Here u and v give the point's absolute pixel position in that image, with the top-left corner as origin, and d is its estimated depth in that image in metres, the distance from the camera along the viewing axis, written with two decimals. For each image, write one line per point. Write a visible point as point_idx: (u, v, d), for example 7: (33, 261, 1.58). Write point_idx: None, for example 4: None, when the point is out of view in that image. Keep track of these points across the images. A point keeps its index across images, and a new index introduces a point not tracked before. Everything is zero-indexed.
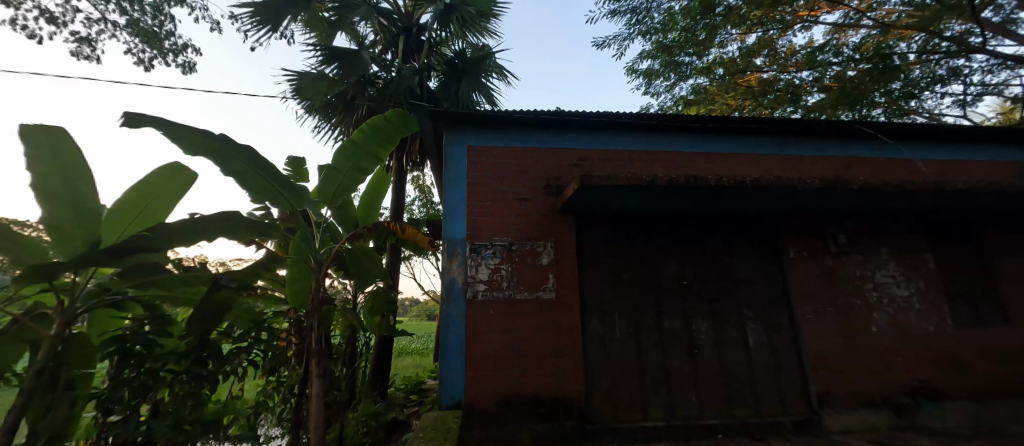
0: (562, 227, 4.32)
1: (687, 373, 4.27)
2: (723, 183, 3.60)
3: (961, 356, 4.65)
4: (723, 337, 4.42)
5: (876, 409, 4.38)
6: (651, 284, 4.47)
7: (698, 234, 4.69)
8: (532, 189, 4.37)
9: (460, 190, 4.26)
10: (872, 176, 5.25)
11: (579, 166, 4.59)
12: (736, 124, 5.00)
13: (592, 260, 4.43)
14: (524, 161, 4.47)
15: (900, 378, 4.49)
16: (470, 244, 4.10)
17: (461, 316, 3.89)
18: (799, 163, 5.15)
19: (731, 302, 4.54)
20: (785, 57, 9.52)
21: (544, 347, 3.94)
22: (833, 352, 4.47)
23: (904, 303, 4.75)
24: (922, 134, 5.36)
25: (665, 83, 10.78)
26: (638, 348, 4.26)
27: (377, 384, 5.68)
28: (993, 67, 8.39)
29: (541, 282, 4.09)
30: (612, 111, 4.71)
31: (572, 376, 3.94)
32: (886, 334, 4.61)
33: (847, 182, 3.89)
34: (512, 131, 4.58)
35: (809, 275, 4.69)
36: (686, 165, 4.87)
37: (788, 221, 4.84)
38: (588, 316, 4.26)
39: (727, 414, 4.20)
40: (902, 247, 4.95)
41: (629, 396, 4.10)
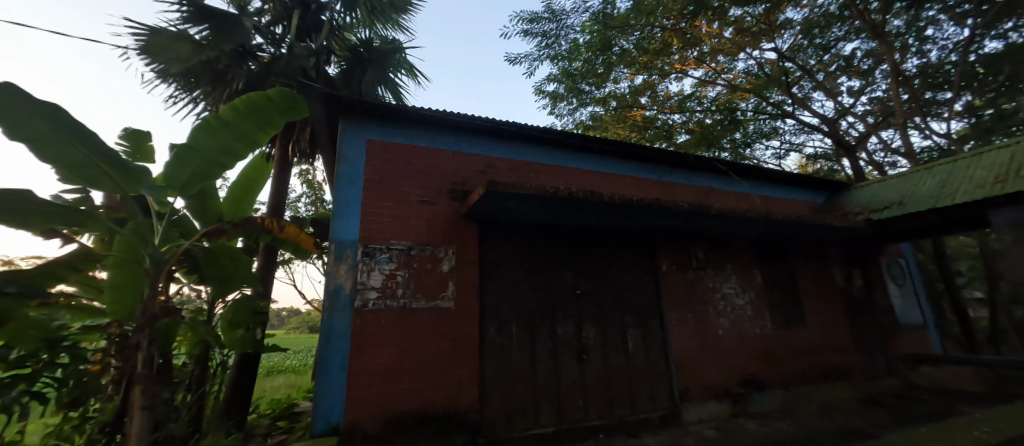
0: (465, 233, 4.18)
1: (576, 378, 4.46)
2: (616, 200, 3.88)
3: (777, 353, 5.80)
4: (608, 343, 4.75)
5: (721, 400, 5.16)
6: (548, 293, 4.59)
7: (591, 246, 5.00)
8: (436, 192, 4.15)
9: (355, 186, 3.81)
10: (724, 205, 6.29)
11: (487, 174, 4.53)
12: (627, 150, 5.54)
13: (494, 267, 4.36)
14: (430, 162, 4.24)
15: (738, 373, 5.38)
16: (362, 247, 3.67)
17: (346, 327, 3.42)
18: (673, 189, 5.92)
19: (616, 310, 4.92)
20: (663, 100, 10.99)
21: (440, 359, 3.69)
22: (691, 352, 5.16)
23: (742, 310, 5.75)
24: (756, 175, 6.67)
25: (568, 107, 11.58)
26: (533, 355, 4.30)
27: (235, 412, 4.69)
28: (797, 131, 11.10)
29: (440, 290, 3.86)
30: (522, 123, 4.79)
31: (466, 387, 3.78)
32: (728, 336, 5.50)
33: (710, 207, 4.56)
34: (420, 131, 4.32)
35: (676, 286, 5.37)
36: (584, 182, 5.18)
37: (664, 238, 5.49)
38: (487, 326, 4.15)
39: (609, 414, 4.49)
40: (741, 264, 6.01)
41: (522, 404, 4.09)
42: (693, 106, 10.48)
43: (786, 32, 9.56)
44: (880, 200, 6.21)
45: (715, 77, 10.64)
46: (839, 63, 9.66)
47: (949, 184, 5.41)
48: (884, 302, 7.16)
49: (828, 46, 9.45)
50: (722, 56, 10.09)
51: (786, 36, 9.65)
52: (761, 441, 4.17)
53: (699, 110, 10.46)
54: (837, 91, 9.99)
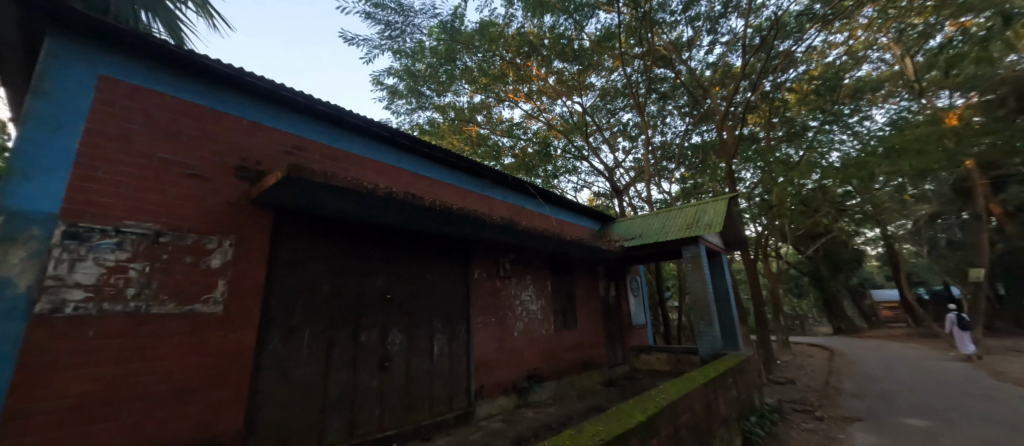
0: (251, 221, 3.40)
1: (374, 388, 4.18)
2: (436, 206, 3.89)
3: (555, 350, 6.89)
4: (413, 348, 4.66)
5: (509, 395, 5.75)
6: (353, 296, 4.19)
7: (407, 249, 4.86)
8: (214, 165, 3.25)
9: (64, 136, 2.60)
10: (530, 223, 7.17)
11: (294, 156, 3.86)
12: (454, 160, 5.67)
13: (289, 265, 3.69)
14: (211, 127, 3.32)
15: (525, 370, 6.12)
16: (67, 225, 2.51)
17: (12, 343, 2.22)
18: (490, 203, 6.38)
19: (425, 315, 4.89)
20: (496, 122, 12.01)
21: (190, 380, 2.83)
22: (489, 353, 5.59)
23: (534, 315, 6.60)
24: (557, 201, 7.87)
25: (407, 107, 11.11)
26: (326, 366, 3.81)
27: None
28: (589, 172, 13.76)
29: (203, 291, 3.00)
30: (345, 108, 4.32)
31: (228, 411, 3.02)
32: (521, 338, 6.21)
33: (520, 224, 5.08)
34: (201, 85, 3.36)
35: (483, 292, 5.76)
36: (408, 184, 5.04)
37: (477, 248, 5.84)
38: (269, 335, 3.44)
39: (405, 422, 4.37)
40: (538, 275, 6.93)
41: (305, 423, 3.56)
42: (519, 134, 11.73)
43: (591, 92, 11.80)
44: (631, 232, 8.23)
45: (538, 114, 12.26)
46: (619, 126, 12.53)
47: (667, 226, 7.63)
48: (626, 308, 9.49)
49: (614, 112, 12.19)
50: (545, 97, 11.77)
51: (590, 95, 11.90)
52: (535, 426, 4.83)
53: (523, 139, 11.72)
54: (617, 147, 12.92)
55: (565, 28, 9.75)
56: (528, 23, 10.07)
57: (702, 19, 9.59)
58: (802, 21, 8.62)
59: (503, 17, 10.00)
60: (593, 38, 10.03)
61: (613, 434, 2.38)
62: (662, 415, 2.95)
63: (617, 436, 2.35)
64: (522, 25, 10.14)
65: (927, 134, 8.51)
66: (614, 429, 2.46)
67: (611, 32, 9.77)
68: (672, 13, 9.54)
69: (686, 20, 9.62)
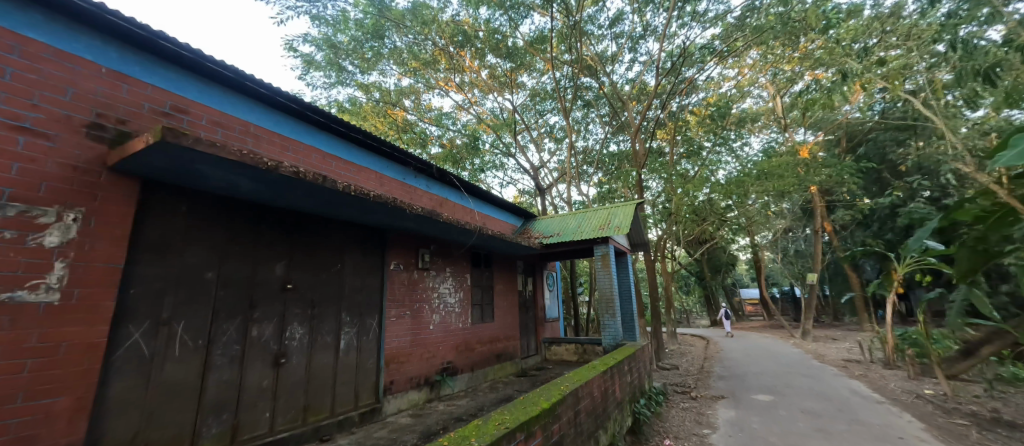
0: (110, 193, 2.83)
1: (266, 387, 3.79)
2: (350, 191, 3.63)
3: (470, 343, 6.91)
4: (316, 342, 4.33)
5: (421, 389, 5.63)
6: (245, 285, 3.74)
7: (314, 235, 4.48)
8: (56, 121, 2.63)
9: None
10: (453, 215, 7.09)
11: (172, 118, 3.29)
12: (375, 143, 5.35)
13: (161, 248, 3.15)
14: (55, 74, 2.68)
15: (438, 363, 6.04)
16: None
17: None
18: (412, 191, 6.17)
19: (332, 306, 4.57)
20: (425, 110, 11.69)
21: (8, 386, 2.27)
22: (401, 347, 5.41)
23: (451, 308, 6.55)
24: (481, 195, 7.89)
25: (325, 80, 10.18)
26: (204, 364, 3.35)
27: None
28: (515, 170, 14.09)
29: (30, 276, 2.42)
30: (247, 72, 3.83)
31: (63, 423, 2.48)
32: (436, 330, 6.11)
33: (440, 216, 4.97)
34: (34, 12, 2.66)
35: (399, 284, 5.55)
36: (319, 164, 4.63)
37: (395, 238, 5.60)
38: (130, 328, 2.92)
39: (301, 422, 4.05)
40: (458, 268, 6.89)
41: (174, 428, 3.11)
42: (448, 123, 11.52)
43: (521, 91, 12.02)
44: (549, 230, 8.56)
45: (469, 106, 12.16)
46: (546, 128, 13.01)
47: (582, 227, 8.09)
48: (541, 302, 9.87)
49: (542, 113, 12.60)
50: (477, 89, 11.76)
51: (520, 94, 12.13)
52: (444, 419, 4.82)
53: (452, 129, 11.51)
54: (543, 147, 13.38)
55: (499, 23, 9.79)
56: (463, 12, 9.91)
57: (625, 36, 10.31)
58: (705, 53, 9.79)
59: (438, 2, 9.63)
60: (525, 39, 10.26)
61: (517, 420, 2.48)
62: (564, 400, 3.15)
63: (521, 422, 2.46)
64: (458, 13, 9.90)
65: (789, 162, 10.22)
66: (518, 416, 2.57)
67: (544, 35, 10.09)
68: (599, 27, 10.18)
69: (612, 36, 10.27)
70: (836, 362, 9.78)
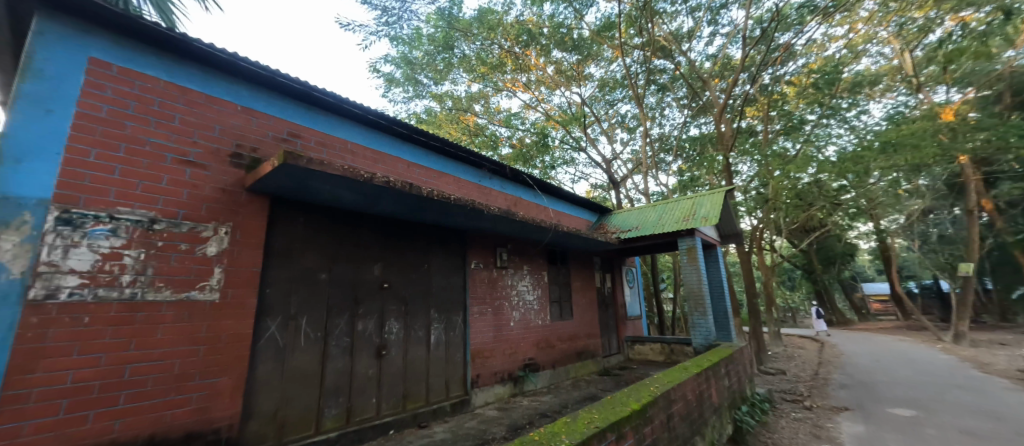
0: (248, 209, 3.37)
1: (371, 375, 4.21)
2: (433, 195, 3.86)
3: (551, 340, 6.93)
4: (411, 336, 4.70)
5: (505, 383, 5.80)
6: (350, 285, 4.18)
7: (404, 238, 4.85)
8: (209, 153, 3.20)
9: (57, 118, 2.55)
10: (528, 214, 7.18)
11: (289, 143, 3.82)
12: (452, 149, 5.63)
13: (285, 254, 3.67)
14: (206, 115, 3.26)
15: (520, 359, 6.16)
16: (59, 212, 2.46)
17: (8, 329, 2.22)
18: (488, 192, 6.37)
19: (422, 303, 4.91)
20: (494, 112, 11.95)
21: (188, 367, 2.84)
22: (485, 343, 5.62)
23: (530, 305, 6.63)
24: (554, 192, 7.87)
25: (404, 95, 11.01)
26: (322, 354, 3.83)
27: None
28: (586, 164, 13.81)
29: (199, 278, 2.98)
30: (343, 96, 4.29)
31: (225, 399, 3.01)
32: (517, 327, 6.24)
33: (516, 214, 5.05)
34: (190, 67, 3.27)
35: (480, 282, 5.77)
36: (405, 173, 5.00)
37: (474, 238, 5.84)
38: (267, 321, 3.46)
39: (402, 409, 4.42)
40: (535, 265, 6.95)
41: (303, 409, 3.60)
42: (517, 123, 11.58)
43: (589, 82, 11.70)
44: (627, 224, 8.21)
45: (537, 104, 12.16)
46: (618, 118, 12.49)
47: (664, 218, 7.65)
48: (621, 299, 9.51)
49: (613, 103, 12.13)
50: (543, 87, 11.69)
51: (589, 86, 11.80)
52: (530, 414, 4.90)
53: (521, 129, 11.52)
54: (615, 138, 12.87)
55: (564, 17, 9.65)
56: (527, 10, 9.93)
57: (702, 9, 9.47)
58: (804, 12, 8.63)
59: (502, 5, 9.82)
60: (591, 28, 9.95)
61: (607, 420, 2.42)
62: (655, 403, 3.00)
63: (611, 423, 2.40)
64: (521, 13, 9.95)
65: (926, 127, 8.55)
66: (607, 416, 2.51)
67: (611, 22, 9.58)
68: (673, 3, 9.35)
69: (687, 10, 9.51)
70: (1006, 372, 7.87)
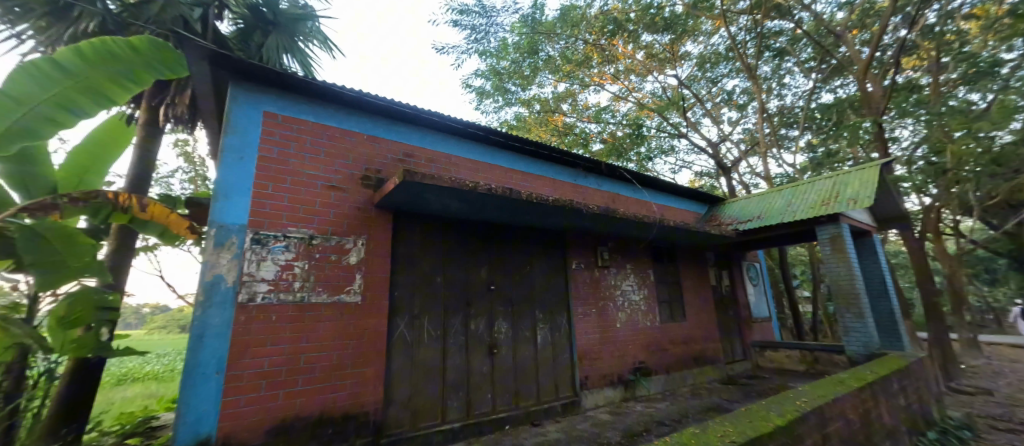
0: (377, 223, 3.89)
1: (485, 372, 4.47)
2: (532, 199, 3.96)
3: (663, 343, 6.51)
4: (519, 335, 4.87)
5: (615, 387, 5.62)
6: (461, 288, 4.51)
7: (506, 242, 5.06)
8: (346, 177, 3.79)
9: (245, 163, 3.28)
10: (629, 210, 6.87)
11: (404, 163, 4.29)
12: (546, 151, 5.69)
13: (406, 261, 4.13)
14: (342, 146, 3.86)
15: (630, 362, 5.91)
16: (252, 234, 3.17)
17: (227, 325, 2.92)
18: (585, 191, 6.28)
19: (528, 304, 5.05)
20: (582, 109, 11.67)
21: (342, 358, 3.38)
22: (592, 344, 5.53)
23: (637, 306, 6.33)
24: (656, 185, 7.39)
25: (494, 104, 11.53)
26: (442, 351, 4.20)
27: (66, 430, 3.73)
28: (688, 151, 12.60)
29: (346, 284, 3.54)
30: (445, 114, 4.65)
31: (369, 387, 3.50)
32: (624, 328, 6.01)
33: (617, 211, 4.89)
34: (328, 108, 3.90)
35: (583, 282, 5.71)
36: (504, 179, 5.22)
37: (574, 238, 5.81)
38: (397, 320, 3.94)
39: (515, 406, 4.60)
40: (639, 264, 6.62)
41: (430, 400, 3.99)
42: (607, 118, 11.13)
43: (686, 62, 10.74)
44: (745, 214, 7.31)
45: (628, 94, 11.56)
46: (723, 96, 11.20)
47: (794, 204, 6.63)
48: (743, 299, 8.48)
49: (716, 80, 10.92)
50: (634, 75, 11.06)
51: (686, 66, 10.85)
52: (646, 421, 4.66)
53: (612, 122, 11.07)
54: (722, 119, 11.56)
55: None
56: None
57: None
58: None
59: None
60: (685, 2, 9.14)
61: (744, 437, 2.17)
62: (803, 421, 2.60)
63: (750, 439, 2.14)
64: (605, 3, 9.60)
65: None
66: (745, 431, 2.26)
67: None
68: None
69: None
70: None
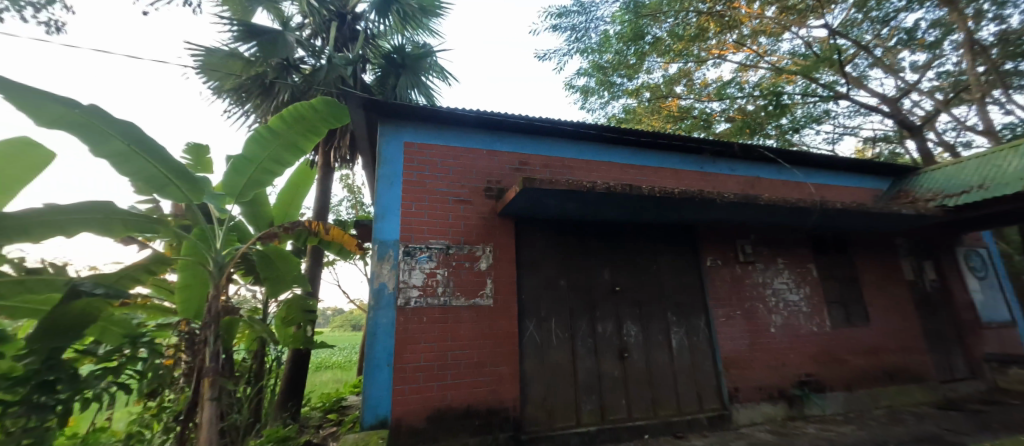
0: (502, 231, 4.16)
1: (618, 376, 4.36)
2: (655, 193, 3.75)
3: (837, 352, 5.39)
4: (651, 339, 4.61)
5: (775, 403, 4.86)
6: (586, 290, 4.50)
7: (629, 241, 4.87)
8: (472, 191, 4.16)
9: (394, 189, 3.89)
10: (773, 194, 5.93)
11: (522, 171, 4.51)
12: (665, 140, 5.31)
13: (531, 265, 4.33)
14: (467, 163, 4.26)
15: (792, 373, 5.05)
16: (403, 246, 3.73)
17: (391, 325, 3.49)
18: (715, 178, 5.65)
19: (658, 306, 4.76)
20: (700, 88, 10.52)
21: (482, 357, 3.70)
22: (740, 351, 4.89)
23: (795, 307, 5.39)
24: (810, 161, 6.21)
25: (600, 101, 11.24)
26: (572, 353, 4.24)
27: (289, 404, 4.92)
28: (851, 113, 10.20)
29: (480, 288, 3.87)
30: (556, 118, 4.73)
31: (508, 385, 3.74)
32: (781, 334, 5.18)
33: (758, 198, 4.27)
34: (453, 131, 4.35)
35: (722, 281, 5.13)
36: (621, 176, 5.05)
37: (707, 232, 5.27)
38: (526, 322, 4.14)
39: (654, 414, 4.36)
40: (793, 257, 5.64)
41: (564, 402, 4.06)
42: (734, 92, 9.71)
43: (837, 7, 8.79)
44: (956, 184, 5.64)
45: (757, 61, 9.98)
46: (899, 38, 8.81)
47: None
48: (959, 297, 6.48)
49: (886, 20, 8.66)
50: (764, 37, 9.34)
51: (836, 11, 8.88)
52: None
53: (740, 97, 9.63)
54: (900, 67, 9.10)
55: None
56: None
57: None
58: None
59: None
60: None
61: None
62: None
63: None
64: None
65: None
66: None
67: None
68: None
69: None
70: None
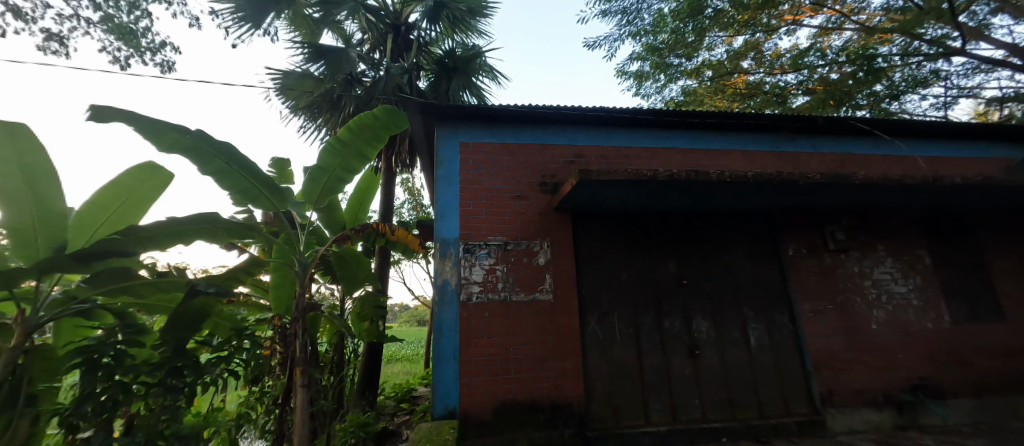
0: (559, 226, 4.13)
1: (689, 375, 4.13)
2: (725, 178, 3.48)
3: (961, 352, 4.63)
4: (724, 336, 4.30)
5: (880, 409, 4.30)
6: (651, 285, 4.32)
7: (697, 232, 4.58)
8: (527, 187, 4.17)
9: (452, 189, 4.02)
10: (868, 172, 5.22)
11: (577, 164, 4.42)
12: (733, 120, 4.90)
13: (591, 261, 4.24)
14: (521, 159, 4.28)
15: (901, 376, 4.43)
16: (463, 244, 3.86)
17: (455, 320, 3.63)
18: (795, 158, 5.11)
19: (732, 300, 4.43)
20: (772, 60, 9.54)
21: (544, 352, 3.71)
22: (834, 350, 4.39)
23: (902, 299, 4.72)
24: (915, 131, 5.36)
25: (655, 85, 10.65)
26: (638, 349, 4.10)
27: (367, 393, 5.32)
28: (969, 70, 8.60)
29: (539, 283, 3.88)
30: (612, 107, 4.56)
31: (572, 382, 3.72)
32: (885, 331, 4.56)
33: (849, 177, 3.78)
34: (506, 128, 4.39)
35: (808, 272, 4.63)
36: (684, 163, 4.76)
37: (788, 219, 4.78)
38: (588, 318, 4.07)
39: (731, 416, 4.07)
40: (898, 243, 4.93)
41: (632, 399, 3.94)
42: (815, 61, 8.60)
43: None
44: None
45: (841, 21, 8.79)
46: None
47: None
48: None
49: None
50: None
51: None
52: None
53: (821, 65, 8.53)
54: None
55: None
56: None
57: None
58: None
59: None
60: None
61: None
62: None
63: None
64: None
65: None
66: None
67: None
68: None
69: None
70: None
